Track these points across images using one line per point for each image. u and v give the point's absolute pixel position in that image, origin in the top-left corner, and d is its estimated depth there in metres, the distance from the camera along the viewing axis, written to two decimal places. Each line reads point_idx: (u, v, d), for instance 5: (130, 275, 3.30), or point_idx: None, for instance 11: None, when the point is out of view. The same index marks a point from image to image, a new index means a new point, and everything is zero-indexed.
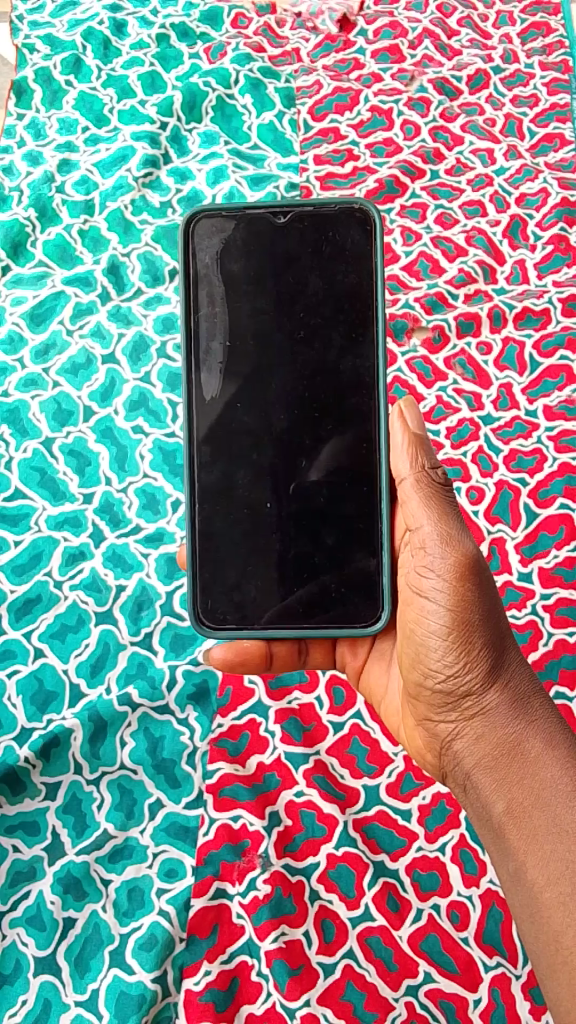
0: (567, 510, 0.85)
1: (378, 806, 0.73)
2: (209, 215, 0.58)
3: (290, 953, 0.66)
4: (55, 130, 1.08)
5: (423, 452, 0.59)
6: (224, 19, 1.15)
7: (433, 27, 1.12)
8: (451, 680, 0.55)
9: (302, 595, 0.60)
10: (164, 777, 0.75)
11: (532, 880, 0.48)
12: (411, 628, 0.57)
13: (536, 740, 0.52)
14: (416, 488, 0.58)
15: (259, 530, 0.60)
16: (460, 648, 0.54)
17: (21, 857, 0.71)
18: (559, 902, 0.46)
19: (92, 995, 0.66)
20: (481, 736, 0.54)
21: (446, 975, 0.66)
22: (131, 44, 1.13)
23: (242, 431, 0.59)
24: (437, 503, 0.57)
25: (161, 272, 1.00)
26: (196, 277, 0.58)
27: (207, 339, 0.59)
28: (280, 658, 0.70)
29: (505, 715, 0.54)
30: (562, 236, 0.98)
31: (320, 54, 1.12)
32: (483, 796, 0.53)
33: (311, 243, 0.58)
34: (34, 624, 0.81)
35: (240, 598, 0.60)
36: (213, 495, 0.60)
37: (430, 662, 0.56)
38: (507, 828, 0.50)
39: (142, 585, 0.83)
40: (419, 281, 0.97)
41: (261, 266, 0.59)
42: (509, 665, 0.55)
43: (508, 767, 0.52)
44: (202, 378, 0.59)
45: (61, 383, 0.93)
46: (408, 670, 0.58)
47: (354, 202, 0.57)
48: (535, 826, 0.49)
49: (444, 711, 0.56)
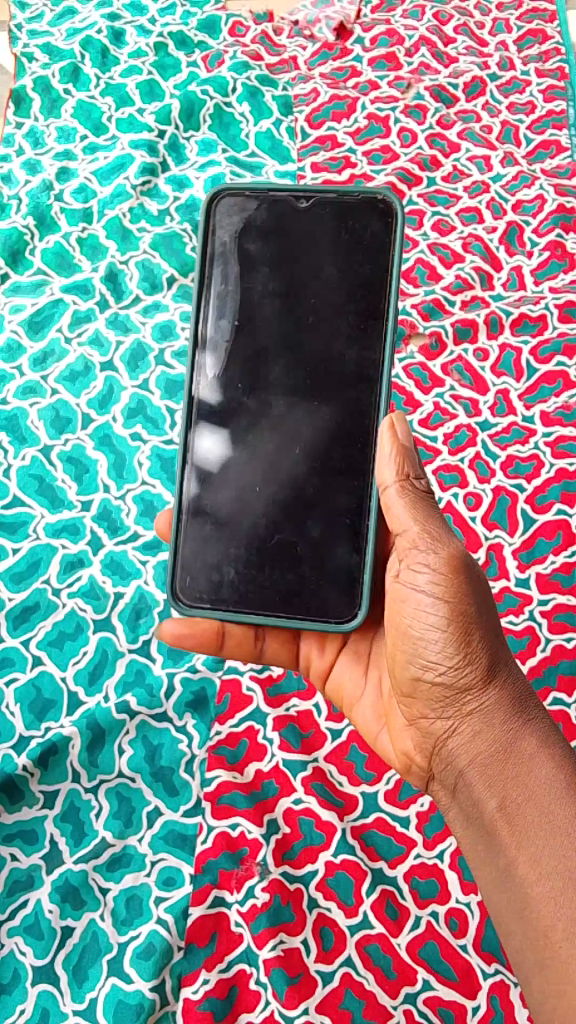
0: (564, 515, 0.84)
1: (376, 814, 0.73)
2: (232, 193, 0.59)
3: (288, 962, 0.66)
4: (53, 138, 1.09)
5: (412, 464, 0.57)
6: (221, 28, 1.17)
7: (430, 34, 1.13)
8: (448, 678, 0.54)
9: (283, 588, 0.59)
10: (162, 785, 0.75)
11: (523, 878, 0.47)
12: (406, 628, 0.56)
13: (531, 741, 0.51)
14: (402, 496, 0.56)
15: (245, 514, 0.60)
16: (456, 645, 0.54)
17: (19, 866, 0.71)
18: (550, 899, 0.46)
19: (90, 1004, 0.66)
20: (475, 735, 0.53)
21: (444, 983, 0.66)
22: (129, 52, 1.14)
23: (239, 411, 0.60)
24: (427, 510, 0.57)
25: (159, 280, 1.00)
26: (214, 255, 0.60)
27: (217, 316, 0.60)
28: (234, 642, 0.68)
29: (503, 714, 0.53)
30: (559, 243, 0.98)
31: (317, 62, 1.14)
32: (477, 795, 0.52)
33: (330, 231, 0.59)
34: (32, 632, 0.81)
35: (219, 578, 0.60)
36: (208, 473, 0.60)
37: (426, 659, 0.55)
38: (498, 825, 0.50)
39: (141, 592, 0.83)
40: (416, 289, 0.97)
41: (276, 250, 0.59)
42: (506, 666, 0.55)
43: (502, 765, 0.51)
44: (206, 355, 0.60)
45: (59, 391, 0.93)
46: (401, 668, 0.57)
47: (377, 192, 0.57)
48: (528, 823, 0.48)
49: (440, 710, 0.55)
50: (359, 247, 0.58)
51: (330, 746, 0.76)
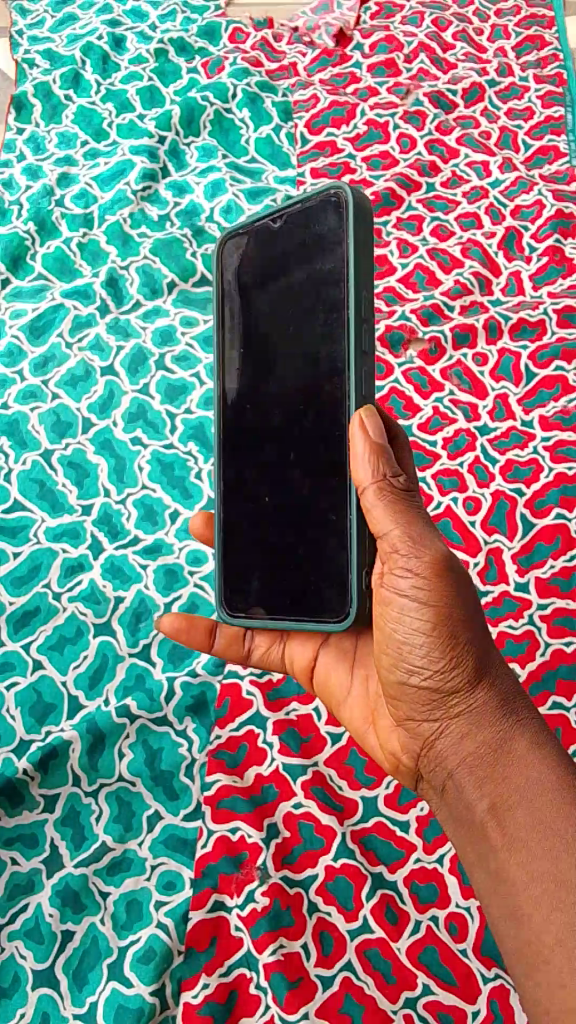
0: (563, 520, 0.84)
1: (376, 818, 0.73)
2: (233, 234, 0.64)
3: (288, 966, 0.66)
4: (54, 144, 1.09)
5: (389, 462, 0.54)
6: (221, 35, 1.19)
7: (429, 41, 1.15)
8: (435, 680, 0.54)
9: (292, 593, 0.61)
10: (162, 789, 0.75)
11: (514, 881, 0.47)
12: (394, 632, 0.55)
13: (520, 742, 0.51)
14: (381, 498, 0.53)
15: (259, 525, 0.63)
16: (442, 648, 0.54)
17: (19, 870, 0.71)
18: (538, 901, 0.46)
19: (90, 1009, 0.66)
20: (463, 737, 0.53)
21: (444, 988, 0.66)
22: (130, 58, 1.16)
23: (249, 429, 0.63)
24: (408, 511, 0.54)
25: (159, 286, 1.01)
26: (223, 296, 0.65)
27: (232, 347, 0.64)
28: (225, 640, 0.71)
29: (492, 716, 0.53)
30: (557, 248, 0.99)
31: (316, 68, 1.15)
32: (467, 796, 0.52)
33: (299, 240, 0.59)
34: (32, 636, 0.81)
35: (244, 587, 0.64)
36: (232, 493, 0.65)
37: (415, 662, 0.55)
38: (487, 827, 0.50)
39: (141, 597, 0.83)
40: (415, 294, 0.98)
41: (267, 273, 0.62)
42: (495, 667, 0.55)
43: (493, 767, 0.51)
44: (226, 383, 0.65)
45: (60, 396, 0.94)
46: (390, 671, 0.57)
47: (329, 188, 0.56)
48: (518, 825, 0.48)
49: (430, 711, 0.55)
50: (327, 247, 0.57)
51: (330, 750, 0.76)
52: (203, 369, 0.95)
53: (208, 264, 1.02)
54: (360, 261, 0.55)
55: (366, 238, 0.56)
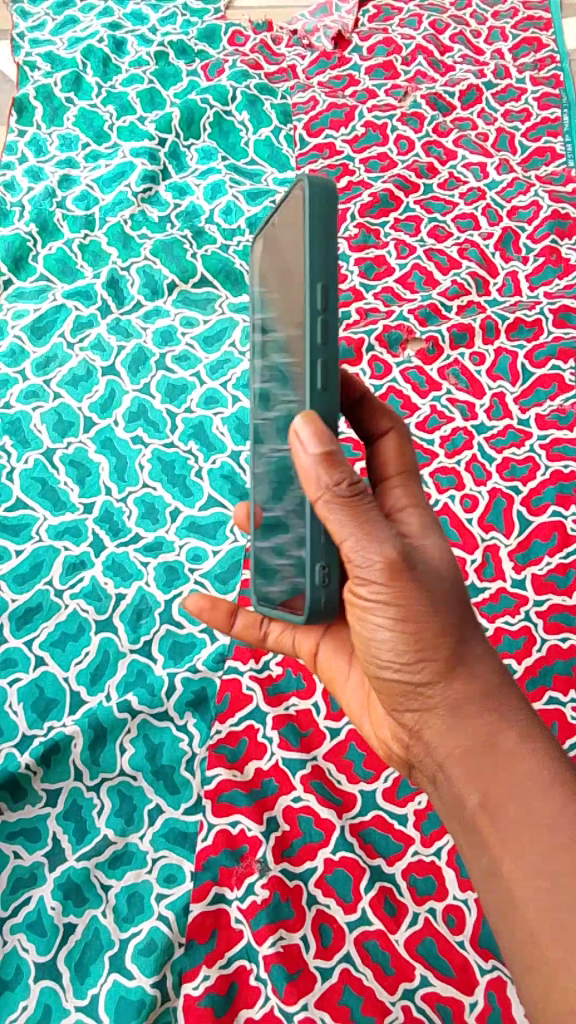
0: (560, 517, 0.85)
1: (374, 812, 0.74)
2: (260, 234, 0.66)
3: (288, 958, 0.67)
4: (55, 147, 1.11)
5: (336, 464, 0.50)
6: (220, 37, 1.20)
7: (426, 44, 1.16)
8: (419, 676, 0.54)
9: (280, 582, 0.60)
10: (163, 783, 0.75)
11: (507, 878, 0.48)
12: (372, 632, 0.55)
13: (509, 738, 0.52)
14: (329, 503, 0.50)
15: (269, 514, 0.64)
16: (426, 645, 0.54)
17: (22, 864, 0.71)
18: (532, 899, 0.46)
19: (92, 1001, 0.66)
20: (451, 732, 0.54)
21: (442, 980, 0.67)
22: (130, 61, 1.17)
23: (265, 421, 0.65)
24: (362, 513, 0.50)
25: (160, 286, 1.02)
26: (257, 294, 0.67)
27: (259, 345, 0.67)
28: (245, 625, 0.72)
29: (480, 711, 0.53)
30: (554, 249, 1.00)
31: (315, 70, 1.16)
32: (456, 791, 0.52)
33: (290, 224, 0.53)
34: (35, 632, 0.82)
35: (259, 574, 0.66)
36: (259, 483, 0.67)
37: (397, 659, 0.55)
38: (478, 822, 0.50)
39: (142, 593, 0.84)
40: (413, 295, 0.99)
41: (278, 262, 0.57)
42: (480, 661, 0.55)
43: (481, 762, 0.51)
44: (257, 378, 0.68)
45: (62, 396, 0.95)
46: (374, 667, 0.57)
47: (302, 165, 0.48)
48: (510, 821, 0.49)
49: (416, 707, 0.55)
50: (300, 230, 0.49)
51: (329, 745, 0.77)
52: (204, 369, 0.97)
53: (208, 265, 1.03)
54: (315, 242, 0.46)
55: (325, 214, 0.46)
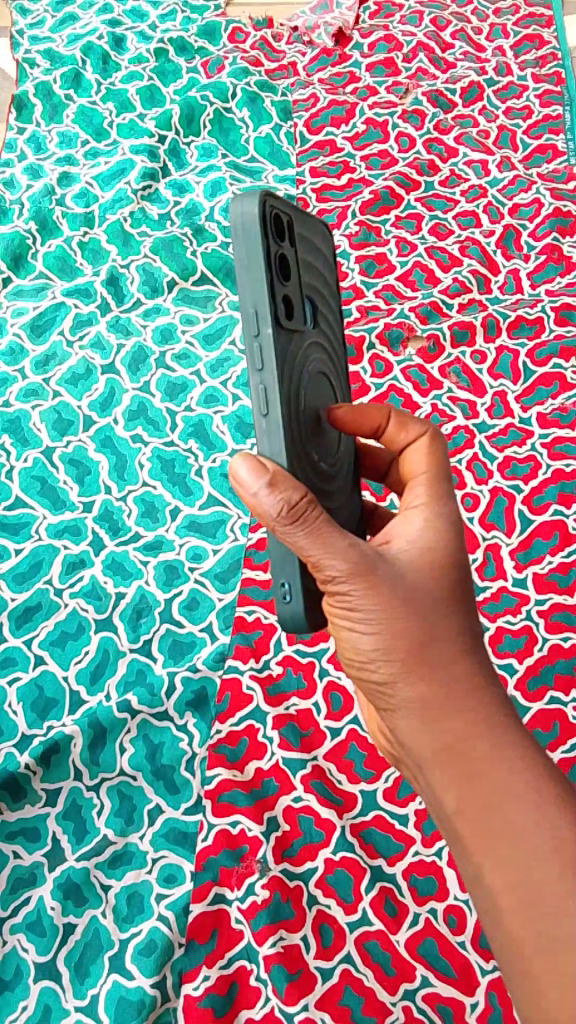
0: (561, 515, 0.85)
1: (375, 812, 0.74)
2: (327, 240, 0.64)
3: (288, 958, 0.66)
4: (55, 143, 1.10)
5: (282, 489, 0.48)
6: (221, 34, 1.20)
7: (427, 40, 1.16)
8: (393, 678, 0.53)
9: None
10: (163, 783, 0.75)
11: (496, 885, 0.48)
12: (348, 635, 0.54)
13: (489, 737, 0.51)
14: (284, 529, 0.49)
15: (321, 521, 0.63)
16: (403, 646, 0.52)
17: (22, 864, 0.71)
18: (515, 908, 0.47)
19: (92, 1001, 0.66)
20: (425, 733, 0.52)
21: (443, 981, 0.67)
22: (130, 58, 1.16)
23: None
24: (320, 534, 0.49)
25: (160, 284, 1.01)
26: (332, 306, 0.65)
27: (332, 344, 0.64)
28: None
29: (455, 714, 0.51)
30: (555, 246, 0.99)
31: (315, 67, 1.16)
32: (435, 793, 0.51)
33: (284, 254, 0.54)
34: (35, 632, 0.81)
35: None
36: None
37: (372, 661, 0.53)
38: (461, 828, 0.50)
39: (142, 593, 0.84)
40: (414, 293, 0.98)
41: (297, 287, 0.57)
42: (454, 657, 0.53)
43: (458, 768, 0.50)
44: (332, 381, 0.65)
45: (61, 394, 0.94)
46: (350, 664, 0.55)
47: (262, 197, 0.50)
48: (491, 830, 0.48)
49: (392, 707, 0.54)
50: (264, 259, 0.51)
51: (330, 745, 0.77)
52: (204, 368, 0.97)
53: (208, 263, 1.03)
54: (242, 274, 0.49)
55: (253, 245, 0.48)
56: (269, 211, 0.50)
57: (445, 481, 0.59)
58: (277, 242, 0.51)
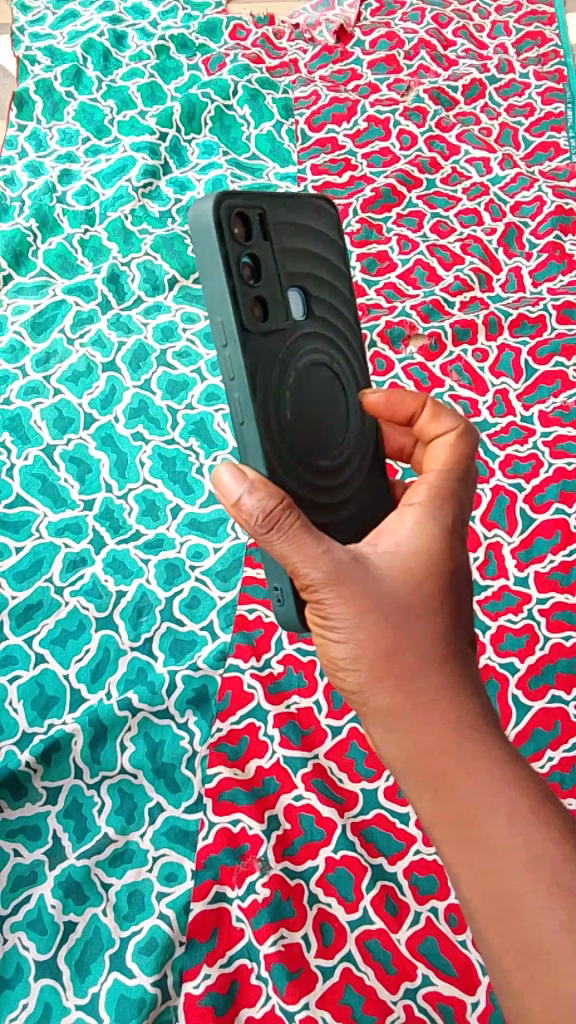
0: (563, 514, 0.85)
1: (376, 810, 0.74)
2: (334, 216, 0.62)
3: (289, 956, 0.66)
4: (56, 141, 1.10)
5: (257, 497, 0.49)
6: (222, 31, 1.20)
7: (429, 37, 1.16)
8: (368, 688, 0.54)
9: None
10: (163, 781, 0.75)
11: (472, 893, 0.49)
12: (326, 646, 0.55)
13: (463, 745, 0.52)
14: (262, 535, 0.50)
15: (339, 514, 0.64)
16: (376, 657, 0.53)
17: (22, 862, 0.71)
18: (488, 915, 0.48)
19: (93, 999, 0.66)
20: (398, 743, 0.53)
21: (444, 979, 0.67)
22: (131, 55, 1.16)
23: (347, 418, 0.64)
24: (296, 541, 0.50)
25: (160, 282, 1.01)
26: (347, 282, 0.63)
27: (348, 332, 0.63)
28: None
29: (429, 722, 0.52)
30: (557, 244, 0.99)
31: (317, 65, 1.16)
32: (412, 801, 0.53)
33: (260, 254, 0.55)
34: (35, 630, 0.81)
35: None
36: None
37: (349, 672, 0.54)
38: (435, 836, 0.51)
39: (142, 591, 0.84)
40: (415, 290, 0.98)
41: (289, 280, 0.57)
42: (429, 665, 0.53)
43: (431, 777, 0.51)
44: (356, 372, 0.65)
45: (62, 391, 0.94)
46: (332, 673, 0.56)
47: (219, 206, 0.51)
48: (462, 839, 0.50)
49: (369, 716, 0.55)
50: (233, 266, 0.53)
51: (331, 743, 0.77)
52: (205, 366, 0.96)
53: None
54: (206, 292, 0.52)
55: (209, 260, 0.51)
56: (228, 217, 0.51)
57: (449, 481, 0.59)
58: (243, 245, 0.52)
